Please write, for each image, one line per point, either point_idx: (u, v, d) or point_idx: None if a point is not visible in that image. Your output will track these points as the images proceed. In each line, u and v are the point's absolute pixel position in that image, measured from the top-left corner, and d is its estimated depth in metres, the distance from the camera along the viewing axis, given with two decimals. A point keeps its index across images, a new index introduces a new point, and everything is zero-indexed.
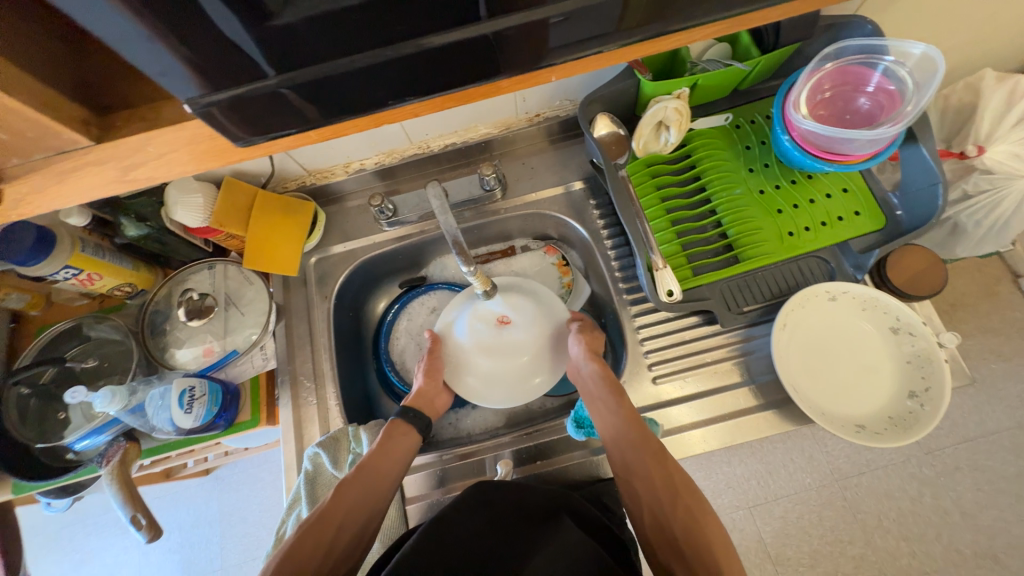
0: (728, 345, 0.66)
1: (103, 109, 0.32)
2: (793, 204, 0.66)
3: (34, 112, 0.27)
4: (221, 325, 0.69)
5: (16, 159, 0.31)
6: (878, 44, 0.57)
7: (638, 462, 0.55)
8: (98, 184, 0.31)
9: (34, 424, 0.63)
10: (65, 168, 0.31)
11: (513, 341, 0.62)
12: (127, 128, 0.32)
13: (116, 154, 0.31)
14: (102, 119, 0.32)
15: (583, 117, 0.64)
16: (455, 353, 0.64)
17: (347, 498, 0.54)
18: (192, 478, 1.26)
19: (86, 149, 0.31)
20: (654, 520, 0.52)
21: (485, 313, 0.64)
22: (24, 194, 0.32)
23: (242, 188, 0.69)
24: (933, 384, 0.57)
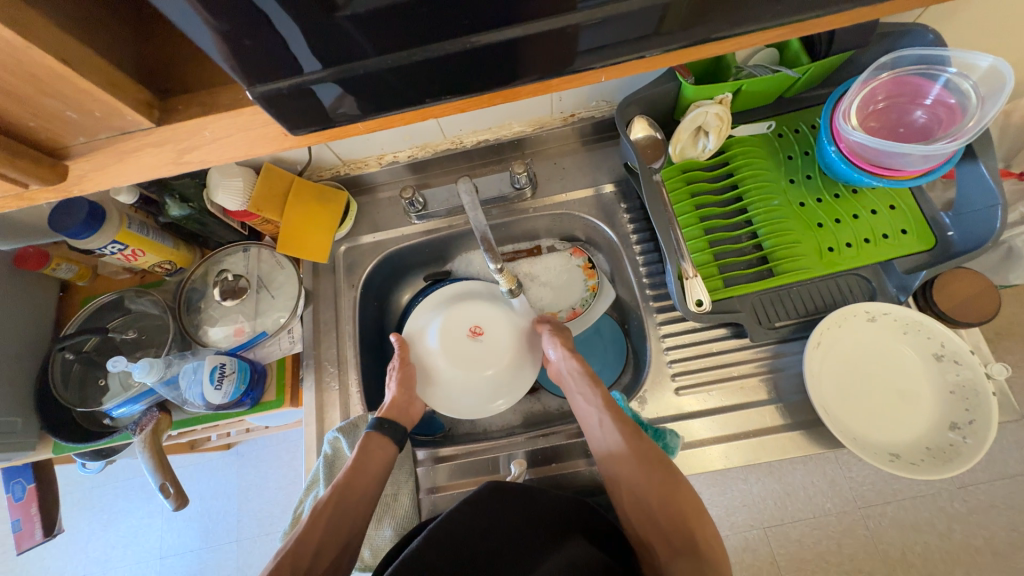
0: (757, 360, 0.64)
1: (163, 93, 0.33)
2: (836, 218, 0.63)
3: (103, 94, 0.29)
4: (253, 307, 0.71)
5: (83, 137, 0.33)
6: (939, 55, 0.54)
7: (630, 473, 0.54)
8: (156, 163, 0.33)
9: (76, 388, 0.66)
10: (128, 148, 0.32)
11: (482, 350, 0.65)
12: (187, 113, 0.32)
13: (174, 137, 0.32)
14: (163, 102, 0.32)
15: (620, 119, 0.63)
16: (425, 360, 0.66)
17: (341, 493, 0.56)
18: (214, 452, 1.31)
19: (147, 131, 0.32)
20: (648, 530, 0.52)
21: (458, 323, 0.66)
22: (88, 171, 0.34)
23: (280, 175, 0.71)
24: (977, 416, 0.55)
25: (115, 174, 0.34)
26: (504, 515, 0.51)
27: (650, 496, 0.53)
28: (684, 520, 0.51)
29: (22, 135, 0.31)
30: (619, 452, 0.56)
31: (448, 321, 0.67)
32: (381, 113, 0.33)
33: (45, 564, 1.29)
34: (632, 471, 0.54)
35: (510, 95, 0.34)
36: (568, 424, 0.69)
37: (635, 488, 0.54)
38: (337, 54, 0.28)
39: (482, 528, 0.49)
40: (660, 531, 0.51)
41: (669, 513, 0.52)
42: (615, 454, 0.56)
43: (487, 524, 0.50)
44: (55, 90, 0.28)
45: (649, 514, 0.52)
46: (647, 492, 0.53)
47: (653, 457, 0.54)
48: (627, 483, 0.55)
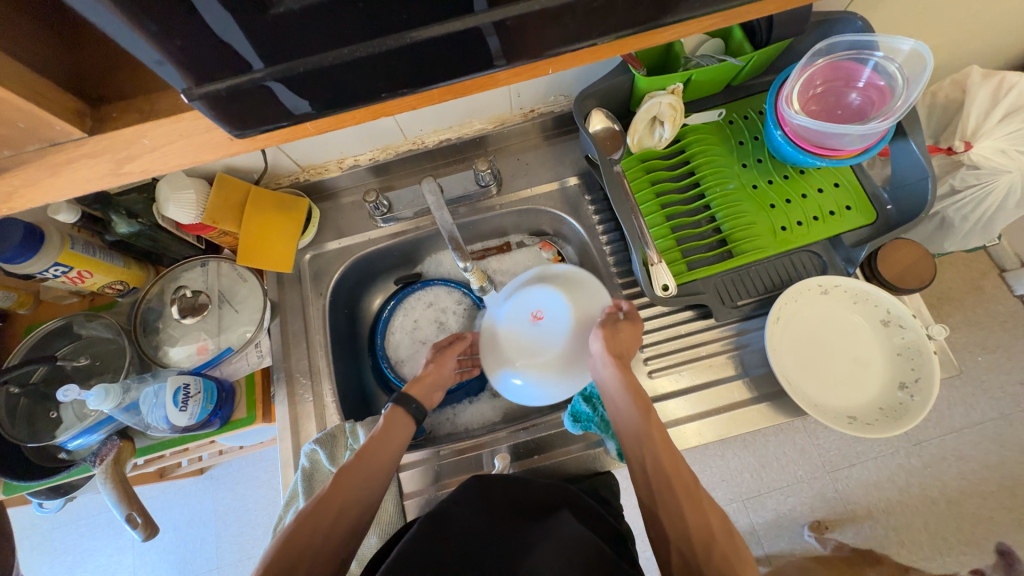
0: (722, 339, 0.67)
1: (97, 100, 0.31)
2: (786, 199, 0.67)
3: (26, 103, 0.27)
4: (216, 323, 0.68)
5: (9, 151, 0.30)
6: (867, 40, 0.58)
7: (679, 523, 0.48)
8: (91, 177, 0.31)
9: (24, 424, 0.62)
10: (58, 160, 0.30)
11: (547, 334, 0.63)
12: (122, 120, 0.31)
13: (109, 147, 0.30)
14: (96, 110, 0.31)
15: (578, 112, 0.64)
16: (491, 337, 0.66)
17: (346, 486, 0.53)
18: (186, 478, 1.25)
19: (80, 141, 0.30)
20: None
21: (522, 307, 0.65)
22: (14, 188, 0.31)
23: (234, 184, 0.68)
24: (922, 374, 0.59)
25: (46, 190, 0.32)
26: (490, 508, 0.52)
27: (705, 564, 0.45)
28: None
29: None
30: (671, 497, 0.49)
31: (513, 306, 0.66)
32: (330, 112, 0.32)
33: None
34: (686, 525, 0.48)
35: (461, 90, 0.34)
36: (548, 415, 0.70)
37: (686, 550, 0.47)
38: (275, 52, 0.27)
39: (468, 527, 0.49)
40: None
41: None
42: (666, 498, 0.50)
43: (473, 524, 0.50)
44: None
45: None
46: (704, 562, 0.45)
47: (712, 516, 0.48)
48: (676, 540, 0.48)
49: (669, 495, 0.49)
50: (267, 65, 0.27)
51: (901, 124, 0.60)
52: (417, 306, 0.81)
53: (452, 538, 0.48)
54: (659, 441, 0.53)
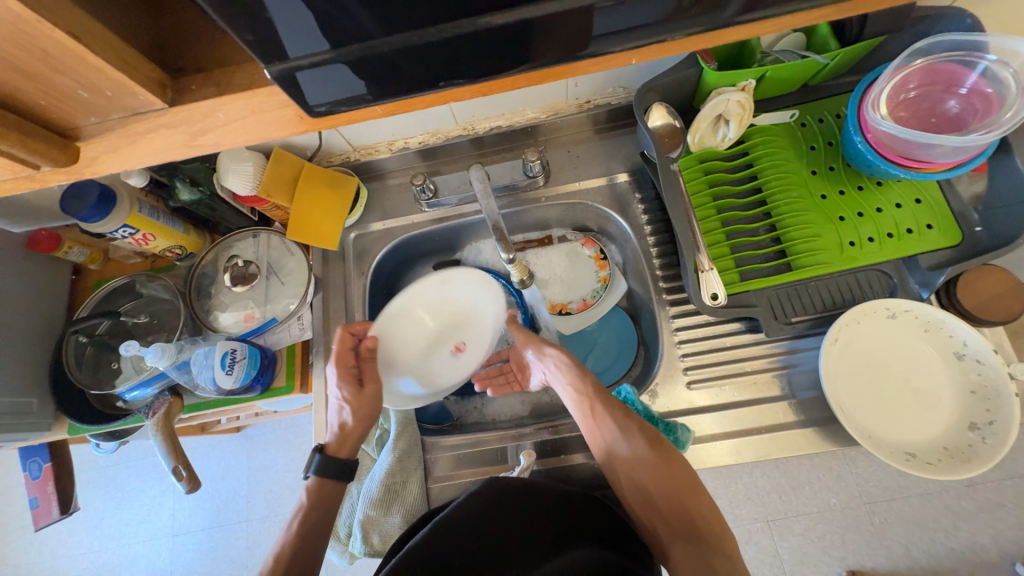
0: (771, 356, 0.63)
1: (175, 71, 0.32)
2: (858, 211, 0.62)
3: (113, 71, 0.28)
4: (263, 293, 0.71)
5: (94, 117, 0.32)
6: (978, 41, 0.52)
7: (641, 474, 0.55)
8: (167, 148, 0.32)
9: (89, 370, 0.67)
10: (139, 129, 0.31)
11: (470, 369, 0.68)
12: (197, 91, 0.31)
13: (185, 117, 0.31)
14: (174, 80, 0.32)
15: (638, 106, 0.61)
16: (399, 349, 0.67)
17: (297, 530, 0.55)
18: (224, 434, 1.33)
19: (158, 111, 0.31)
20: (659, 521, 0.55)
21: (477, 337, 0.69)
22: (97, 154, 0.33)
23: (289, 159, 0.70)
24: (998, 418, 0.53)
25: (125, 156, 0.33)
26: (517, 508, 0.51)
27: (660, 494, 0.55)
28: (694, 515, 0.53)
29: (33, 116, 0.30)
30: (631, 454, 0.56)
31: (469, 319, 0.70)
32: (396, 97, 0.31)
33: (63, 537, 1.33)
34: (644, 471, 0.55)
35: (531, 79, 0.33)
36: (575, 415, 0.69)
37: (643, 488, 0.55)
38: (348, 35, 0.26)
39: (493, 522, 0.49)
40: (667, 521, 0.54)
41: (679, 507, 0.54)
42: (623, 454, 0.56)
43: (497, 521, 0.49)
44: (65, 68, 0.27)
45: (659, 509, 0.54)
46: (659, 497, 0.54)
47: (670, 460, 0.55)
48: (636, 482, 0.56)
49: (625, 453, 0.56)
50: (338, 47, 0.27)
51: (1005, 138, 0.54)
52: None
53: (470, 535, 0.48)
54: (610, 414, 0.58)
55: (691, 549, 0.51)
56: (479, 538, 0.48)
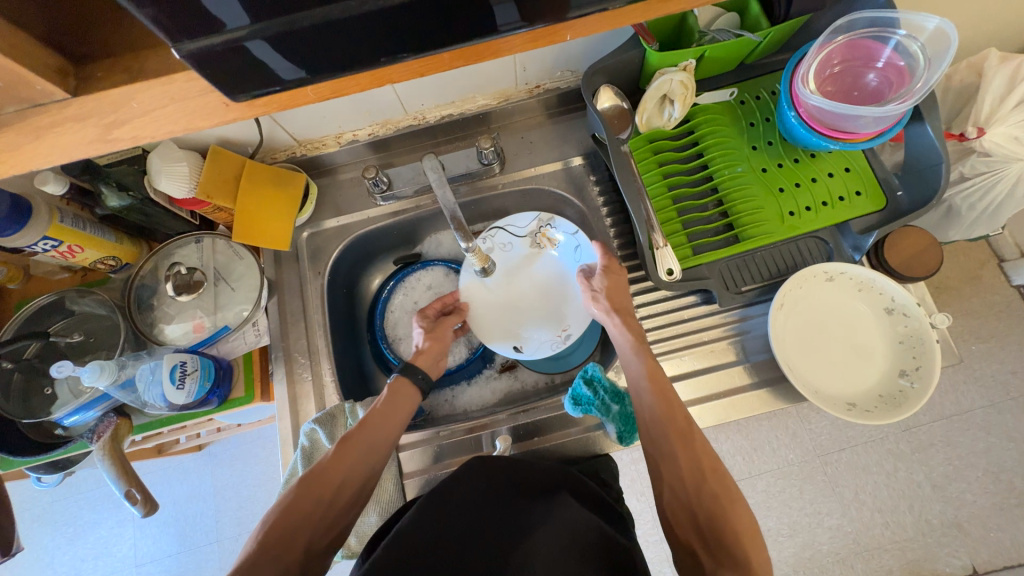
0: (724, 325, 0.67)
1: (80, 59, 0.29)
2: (795, 182, 0.65)
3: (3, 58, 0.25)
4: (212, 301, 0.67)
5: None
6: (890, 17, 0.55)
7: (674, 470, 0.52)
8: (76, 143, 0.29)
9: (19, 400, 0.61)
10: (40, 123, 0.28)
11: (493, 321, 0.69)
12: (107, 80, 0.29)
13: (94, 109, 0.29)
14: (79, 69, 0.29)
15: (587, 88, 0.62)
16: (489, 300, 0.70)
17: (342, 468, 0.52)
18: (185, 454, 1.26)
19: (62, 103, 0.28)
20: (690, 534, 0.49)
21: (551, 319, 0.69)
22: None
23: (229, 157, 0.66)
24: (924, 363, 0.59)
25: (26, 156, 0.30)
26: (498, 483, 0.53)
27: (694, 497, 0.50)
28: (731, 526, 0.47)
29: None
30: (667, 446, 0.53)
31: (564, 306, 0.69)
32: (330, 76, 0.30)
33: None
34: (680, 467, 0.52)
35: (471, 56, 0.32)
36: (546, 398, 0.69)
37: (678, 490, 0.51)
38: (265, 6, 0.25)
39: (478, 500, 0.51)
40: (703, 537, 0.48)
41: (714, 519, 0.48)
42: (665, 450, 0.53)
43: (481, 499, 0.51)
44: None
45: (694, 516, 0.49)
46: (700, 506, 0.49)
47: (703, 458, 0.52)
48: (670, 482, 0.52)
49: (668, 445, 0.53)
50: (257, 21, 0.25)
51: (917, 108, 0.59)
52: (418, 286, 0.81)
53: (454, 515, 0.49)
54: (656, 395, 0.56)
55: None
56: (463, 518, 0.49)
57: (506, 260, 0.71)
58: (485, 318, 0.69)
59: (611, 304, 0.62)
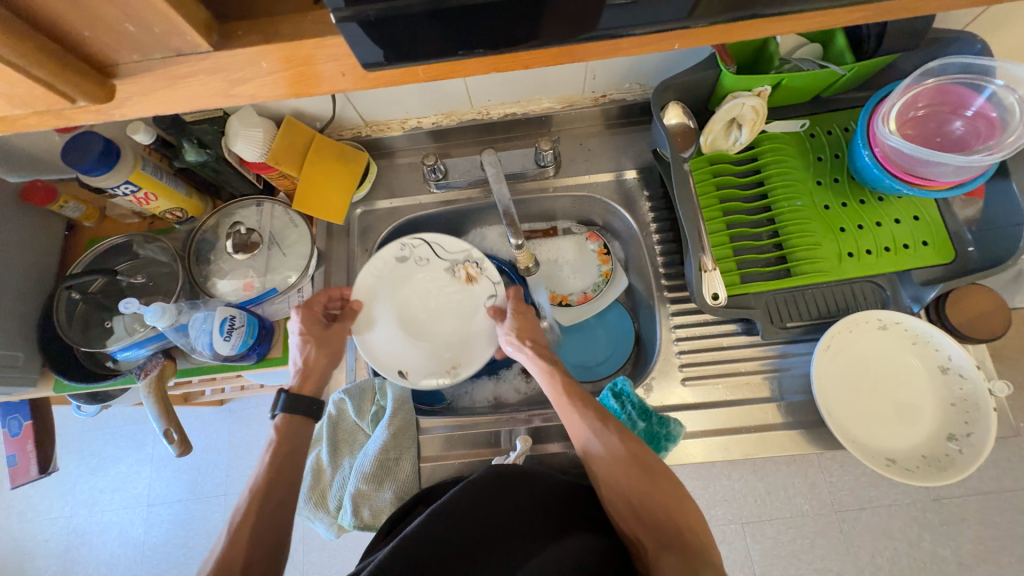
0: (763, 359, 0.65)
1: (221, 17, 0.31)
2: (858, 224, 0.63)
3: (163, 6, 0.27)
4: (264, 263, 0.70)
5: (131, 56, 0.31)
6: (988, 65, 0.53)
7: (606, 464, 0.55)
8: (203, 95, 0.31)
9: (79, 328, 0.65)
10: (178, 72, 0.30)
11: (383, 342, 0.66)
12: (243, 37, 0.31)
13: (226, 65, 0.30)
14: (220, 25, 0.31)
15: (655, 102, 0.62)
16: (378, 304, 0.68)
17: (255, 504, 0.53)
18: (207, 406, 1.31)
19: (203, 55, 0.30)
20: (633, 524, 0.52)
21: (439, 351, 0.68)
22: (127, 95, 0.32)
23: (300, 129, 0.69)
24: (976, 429, 0.56)
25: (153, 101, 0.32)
26: (513, 493, 0.53)
27: (625, 483, 0.54)
28: (662, 511, 0.51)
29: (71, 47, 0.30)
30: (596, 444, 0.56)
31: (465, 341, 0.69)
32: (441, 60, 0.31)
33: (32, 501, 1.30)
34: (611, 463, 0.55)
35: (584, 56, 0.33)
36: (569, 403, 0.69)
37: (612, 480, 0.54)
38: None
39: (490, 511, 0.50)
40: (638, 519, 0.52)
41: (648, 506, 0.52)
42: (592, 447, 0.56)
43: (495, 509, 0.50)
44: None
45: (631, 504, 0.53)
46: (636, 492, 0.53)
47: (629, 449, 0.55)
48: (605, 475, 0.55)
49: (593, 448, 0.56)
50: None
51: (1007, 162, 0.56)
52: None
53: (467, 523, 0.48)
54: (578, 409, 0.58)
55: (674, 560, 0.47)
56: (473, 525, 0.48)
57: (419, 274, 0.71)
58: (377, 334, 0.68)
59: (526, 340, 0.65)
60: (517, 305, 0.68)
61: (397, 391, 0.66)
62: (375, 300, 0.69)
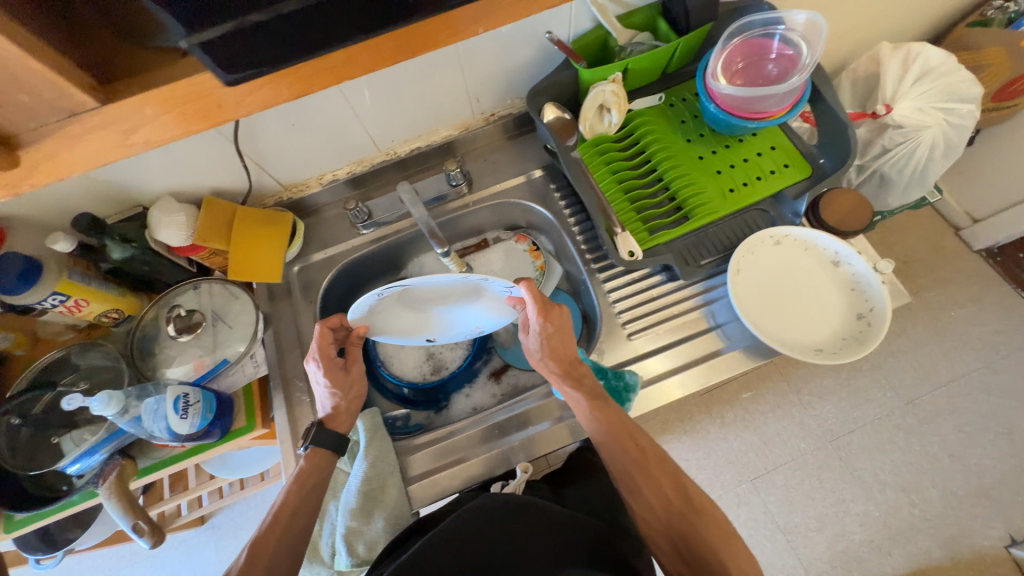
0: (692, 297, 0.72)
1: None
2: (730, 164, 0.74)
3: None
4: (211, 340, 0.72)
5: None
6: (772, 17, 0.65)
7: (645, 505, 0.59)
8: None
9: (24, 456, 0.63)
10: None
11: (400, 328, 0.70)
12: None
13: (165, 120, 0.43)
14: None
15: (532, 109, 0.71)
16: (379, 316, 0.66)
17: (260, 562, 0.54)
18: (187, 529, 1.22)
19: None
20: (673, 558, 0.57)
21: (448, 323, 0.71)
22: None
23: (222, 206, 0.72)
24: (876, 302, 0.64)
25: None
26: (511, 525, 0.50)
27: (664, 521, 0.58)
28: (703, 546, 0.56)
29: None
30: (631, 481, 0.60)
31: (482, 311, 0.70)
32: None
33: None
34: (650, 503, 0.59)
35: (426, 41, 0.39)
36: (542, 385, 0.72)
37: (652, 523, 0.59)
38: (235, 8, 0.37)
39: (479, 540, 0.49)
40: (683, 556, 0.56)
41: (692, 545, 0.56)
42: (629, 484, 0.60)
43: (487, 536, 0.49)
44: None
45: (674, 543, 0.57)
46: (678, 529, 0.57)
47: (667, 485, 0.60)
48: (643, 513, 0.59)
49: (637, 469, 0.60)
50: None
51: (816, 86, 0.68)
52: None
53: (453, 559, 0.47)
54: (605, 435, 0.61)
55: None
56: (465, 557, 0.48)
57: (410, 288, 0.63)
58: (392, 324, 0.68)
59: (557, 367, 0.64)
60: (541, 323, 0.63)
61: (369, 424, 0.66)
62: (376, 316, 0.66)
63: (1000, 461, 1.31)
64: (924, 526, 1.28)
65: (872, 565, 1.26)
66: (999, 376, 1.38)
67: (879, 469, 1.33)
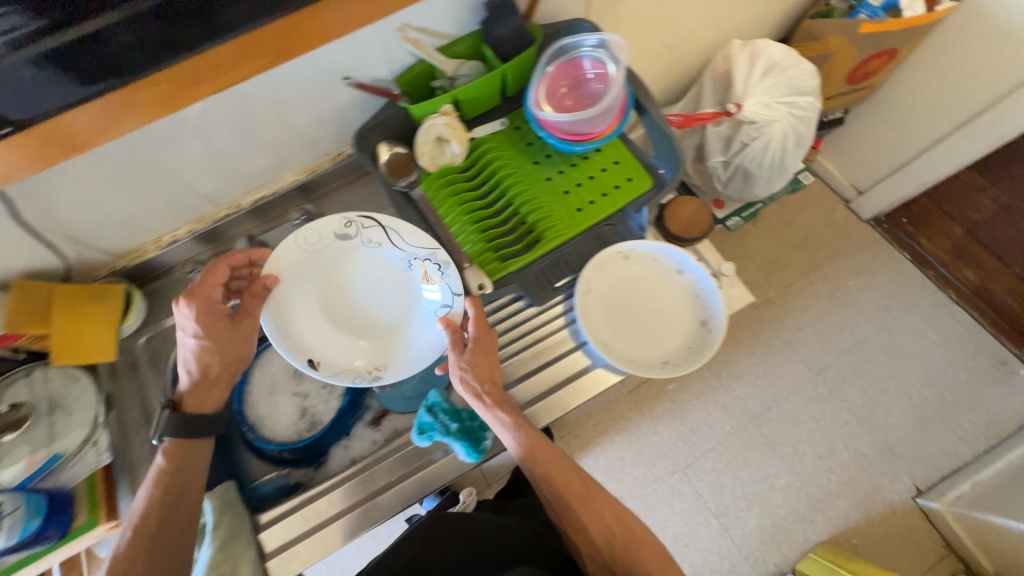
0: (552, 320, 0.73)
1: None
2: (577, 182, 0.74)
3: None
4: (45, 433, 0.65)
5: None
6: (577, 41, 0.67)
7: (586, 537, 0.61)
8: None
9: None
10: None
11: (310, 331, 0.69)
12: None
13: (4, 156, 0.45)
14: None
15: (360, 152, 0.69)
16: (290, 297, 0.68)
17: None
18: None
19: None
20: None
21: (369, 355, 0.70)
22: None
23: (37, 286, 0.65)
24: (713, 310, 0.71)
25: None
26: None
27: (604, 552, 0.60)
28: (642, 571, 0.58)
29: None
30: (575, 512, 0.62)
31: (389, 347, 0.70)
32: None
33: None
34: (592, 535, 0.61)
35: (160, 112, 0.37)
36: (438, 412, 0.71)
37: (596, 555, 0.60)
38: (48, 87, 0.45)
39: None
40: None
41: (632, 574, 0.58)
42: (573, 519, 0.62)
43: None
44: None
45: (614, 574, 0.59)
46: (618, 558, 0.59)
47: (607, 513, 0.62)
48: (587, 546, 0.61)
49: (575, 499, 0.63)
50: None
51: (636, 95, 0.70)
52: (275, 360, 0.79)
53: None
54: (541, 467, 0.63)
55: None
56: None
57: (354, 255, 0.70)
58: (295, 320, 0.68)
59: (485, 385, 0.64)
60: (478, 333, 0.65)
61: (216, 503, 0.65)
62: (297, 296, 0.69)
63: (902, 417, 1.40)
64: (841, 490, 1.35)
65: (797, 535, 1.32)
66: (894, 337, 1.48)
67: (797, 441, 1.40)
